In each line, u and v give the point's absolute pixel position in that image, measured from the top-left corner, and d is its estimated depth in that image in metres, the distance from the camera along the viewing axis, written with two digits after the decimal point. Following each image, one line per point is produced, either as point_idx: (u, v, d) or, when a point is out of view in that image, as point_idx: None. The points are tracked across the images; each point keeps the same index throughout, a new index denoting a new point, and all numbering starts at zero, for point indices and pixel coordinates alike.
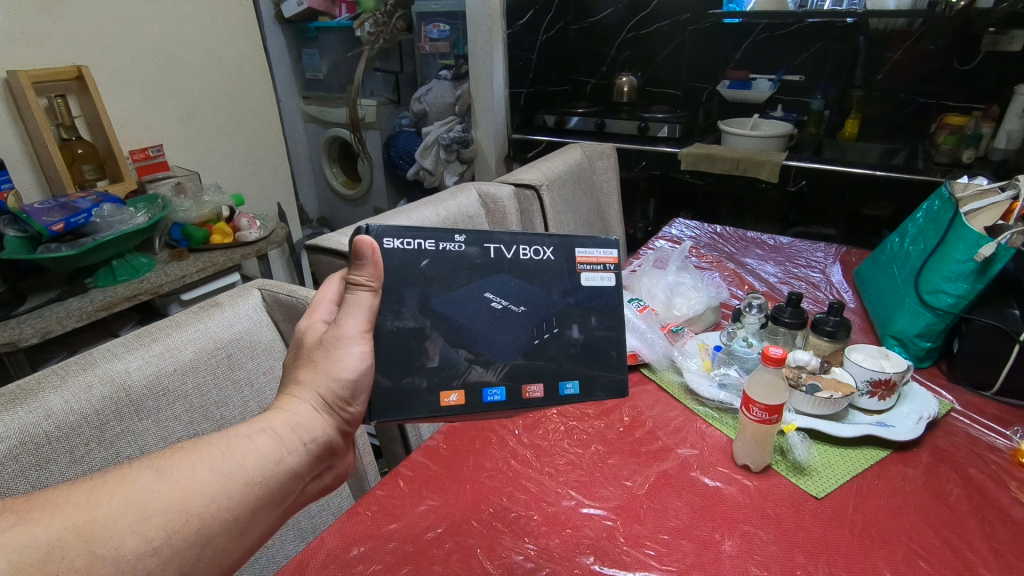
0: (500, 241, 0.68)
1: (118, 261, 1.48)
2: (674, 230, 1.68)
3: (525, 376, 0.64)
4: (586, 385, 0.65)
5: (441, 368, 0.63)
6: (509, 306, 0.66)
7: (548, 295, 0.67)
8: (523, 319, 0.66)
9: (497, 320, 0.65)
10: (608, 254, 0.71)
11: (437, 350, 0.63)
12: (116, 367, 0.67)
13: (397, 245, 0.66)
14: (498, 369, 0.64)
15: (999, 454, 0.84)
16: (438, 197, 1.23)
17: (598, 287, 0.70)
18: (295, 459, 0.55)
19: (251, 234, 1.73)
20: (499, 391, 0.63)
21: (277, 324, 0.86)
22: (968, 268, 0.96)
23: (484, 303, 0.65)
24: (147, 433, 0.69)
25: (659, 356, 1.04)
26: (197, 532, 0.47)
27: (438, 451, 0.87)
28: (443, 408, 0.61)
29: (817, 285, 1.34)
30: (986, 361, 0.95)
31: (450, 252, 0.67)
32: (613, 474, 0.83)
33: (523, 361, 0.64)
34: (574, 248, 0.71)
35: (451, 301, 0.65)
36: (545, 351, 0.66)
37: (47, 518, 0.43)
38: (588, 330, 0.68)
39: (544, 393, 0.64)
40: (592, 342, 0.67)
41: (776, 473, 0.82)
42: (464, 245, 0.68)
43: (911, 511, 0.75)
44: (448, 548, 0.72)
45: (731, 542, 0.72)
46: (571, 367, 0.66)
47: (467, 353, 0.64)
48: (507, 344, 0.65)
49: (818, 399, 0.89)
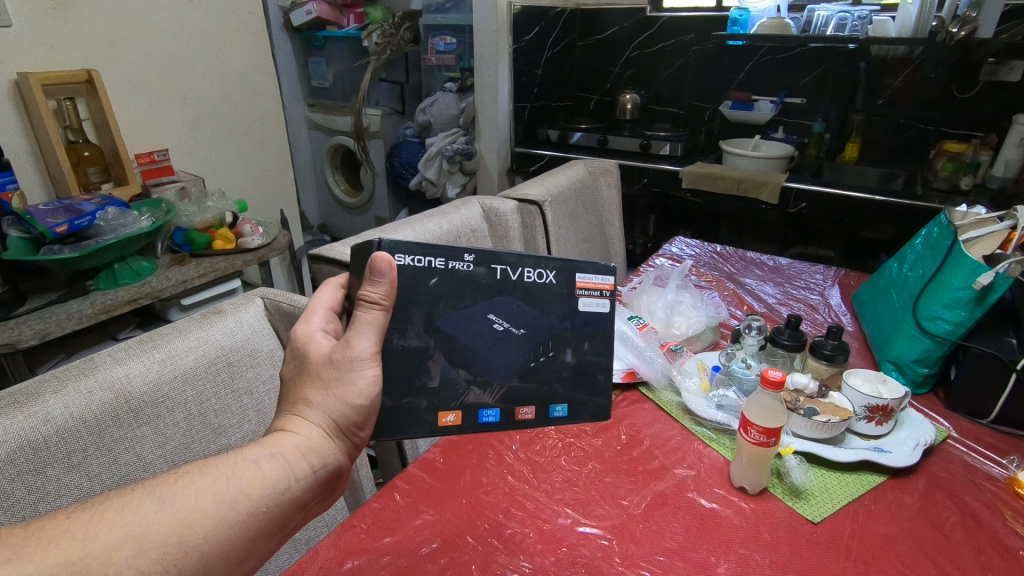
0: (507, 262, 0.66)
1: (120, 264, 1.48)
2: (674, 248, 1.68)
3: (520, 399, 0.66)
4: (575, 408, 0.67)
5: (440, 389, 0.64)
6: (510, 327, 0.66)
7: (546, 319, 0.67)
8: (522, 341, 0.66)
9: (497, 343, 0.65)
10: (607, 280, 0.69)
11: (438, 371, 0.64)
12: (119, 373, 0.67)
13: (406, 262, 0.63)
14: (494, 391, 0.65)
15: (994, 483, 0.84)
16: (441, 209, 1.23)
17: (594, 313, 0.69)
18: (301, 486, 0.55)
19: (252, 241, 1.73)
20: (494, 413, 0.65)
21: (279, 333, 0.85)
22: (966, 295, 0.97)
23: (486, 325, 0.65)
24: (145, 441, 0.68)
25: (657, 375, 1.04)
26: (194, 565, 0.48)
27: (435, 465, 0.87)
28: (439, 427, 0.63)
29: (815, 307, 1.34)
30: (983, 390, 0.96)
31: (458, 272, 0.65)
32: (609, 493, 0.83)
33: (519, 383, 0.66)
34: (574, 272, 0.69)
35: (456, 322, 0.64)
36: (541, 373, 0.67)
37: (42, 553, 0.42)
38: (581, 355, 0.68)
39: (535, 415, 0.66)
40: (584, 367, 0.68)
41: (772, 496, 0.82)
42: (473, 265, 0.65)
43: (907, 538, 0.75)
44: (442, 564, 0.71)
45: (727, 564, 0.72)
46: (563, 390, 0.67)
47: (466, 374, 0.65)
48: (506, 364, 0.66)
49: (815, 422, 0.89)
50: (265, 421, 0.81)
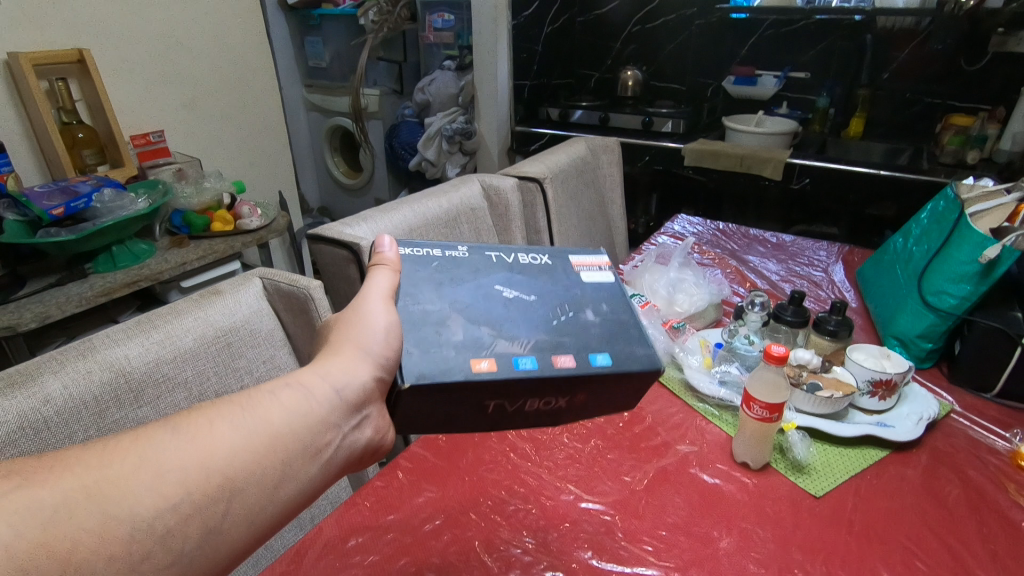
0: (500, 250, 0.71)
1: (118, 246, 1.47)
2: (676, 226, 1.66)
3: (554, 349, 0.57)
4: (617, 357, 0.58)
5: (467, 340, 0.57)
6: (521, 294, 0.65)
7: (554, 287, 0.67)
8: (537, 304, 0.64)
9: (512, 305, 0.63)
10: (598, 260, 0.73)
11: (460, 326, 0.59)
12: (116, 354, 0.64)
13: (409, 251, 0.69)
14: (524, 341, 0.58)
15: (998, 456, 0.84)
16: (439, 188, 1.19)
17: (599, 282, 0.69)
18: (326, 410, 0.53)
19: (251, 222, 1.72)
20: (530, 360, 0.55)
21: (279, 314, 0.80)
22: (972, 269, 0.96)
23: (496, 292, 0.64)
24: (147, 421, 0.65)
25: (660, 352, 1.03)
26: (221, 488, 0.45)
27: (438, 444, 0.87)
28: (475, 373, 0.53)
29: (818, 284, 1.33)
30: (987, 364, 0.95)
31: (457, 256, 0.69)
32: (612, 469, 0.83)
33: (548, 335, 0.59)
34: (568, 256, 0.73)
35: (467, 291, 0.64)
36: (567, 328, 0.61)
37: (55, 480, 0.41)
38: (602, 313, 0.64)
39: (575, 362, 0.56)
40: (609, 322, 0.63)
41: (775, 472, 0.82)
42: (469, 252, 0.70)
43: (909, 511, 0.76)
44: (446, 540, 0.72)
45: (729, 539, 0.72)
46: (597, 341, 0.60)
47: (490, 330, 0.59)
48: (527, 321, 0.61)
49: (818, 398, 0.88)
50: None
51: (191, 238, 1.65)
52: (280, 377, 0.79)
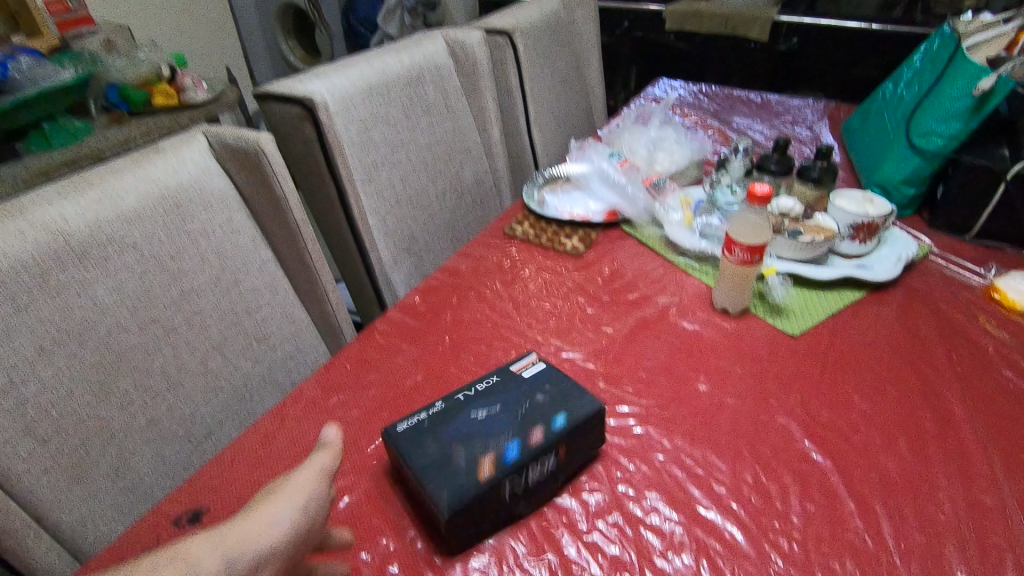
0: (455, 393, 0.64)
1: (49, 124, 1.36)
2: (657, 90, 1.57)
3: (525, 427, 0.58)
4: (569, 412, 0.60)
5: (468, 467, 0.55)
6: (489, 409, 0.60)
7: (510, 393, 0.62)
8: (506, 410, 0.60)
9: (488, 422, 0.59)
10: (529, 355, 0.69)
11: (459, 455, 0.56)
12: (51, 212, 0.58)
13: (402, 431, 0.59)
14: (502, 436, 0.57)
15: (971, 291, 0.85)
16: (399, 43, 1.07)
17: (537, 371, 0.66)
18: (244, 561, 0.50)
19: (196, 95, 1.58)
20: (514, 446, 0.56)
21: (230, 173, 0.75)
22: (963, 105, 0.91)
23: (472, 421, 0.59)
24: (95, 286, 0.61)
25: (640, 211, 1.00)
26: None
27: (416, 308, 0.85)
28: (484, 483, 0.54)
29: (802, 142, 1.29)
30: (968, 205, 0.94)
31: (433, 414, 0.61)
32: (592, 322, 0.83)
33: (519, 425, 0.58)
34: (507, 366, 0.67)
35: (454, 433, 0.58)
36: (536, 414, 0.60)
37: None
38: (546, 390, 0.63)
39: (544, 433, 0.58)
40: (558, 391, 0.62)
41: (754, 316, 0.82)
42: (437, 406, 0.62)
43: (882, 343, 0.77)
44: (428, 392, 0.72)
45: (707, 376, 0.73)
46: (550, 408, 0.60)
47: (480, 446, 0.56)
48: (501, 424, 0.58)
49: (799, 243, 0.87)
50: (229, 265, 0.72)
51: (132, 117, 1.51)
52: (241, 242, 0.74)
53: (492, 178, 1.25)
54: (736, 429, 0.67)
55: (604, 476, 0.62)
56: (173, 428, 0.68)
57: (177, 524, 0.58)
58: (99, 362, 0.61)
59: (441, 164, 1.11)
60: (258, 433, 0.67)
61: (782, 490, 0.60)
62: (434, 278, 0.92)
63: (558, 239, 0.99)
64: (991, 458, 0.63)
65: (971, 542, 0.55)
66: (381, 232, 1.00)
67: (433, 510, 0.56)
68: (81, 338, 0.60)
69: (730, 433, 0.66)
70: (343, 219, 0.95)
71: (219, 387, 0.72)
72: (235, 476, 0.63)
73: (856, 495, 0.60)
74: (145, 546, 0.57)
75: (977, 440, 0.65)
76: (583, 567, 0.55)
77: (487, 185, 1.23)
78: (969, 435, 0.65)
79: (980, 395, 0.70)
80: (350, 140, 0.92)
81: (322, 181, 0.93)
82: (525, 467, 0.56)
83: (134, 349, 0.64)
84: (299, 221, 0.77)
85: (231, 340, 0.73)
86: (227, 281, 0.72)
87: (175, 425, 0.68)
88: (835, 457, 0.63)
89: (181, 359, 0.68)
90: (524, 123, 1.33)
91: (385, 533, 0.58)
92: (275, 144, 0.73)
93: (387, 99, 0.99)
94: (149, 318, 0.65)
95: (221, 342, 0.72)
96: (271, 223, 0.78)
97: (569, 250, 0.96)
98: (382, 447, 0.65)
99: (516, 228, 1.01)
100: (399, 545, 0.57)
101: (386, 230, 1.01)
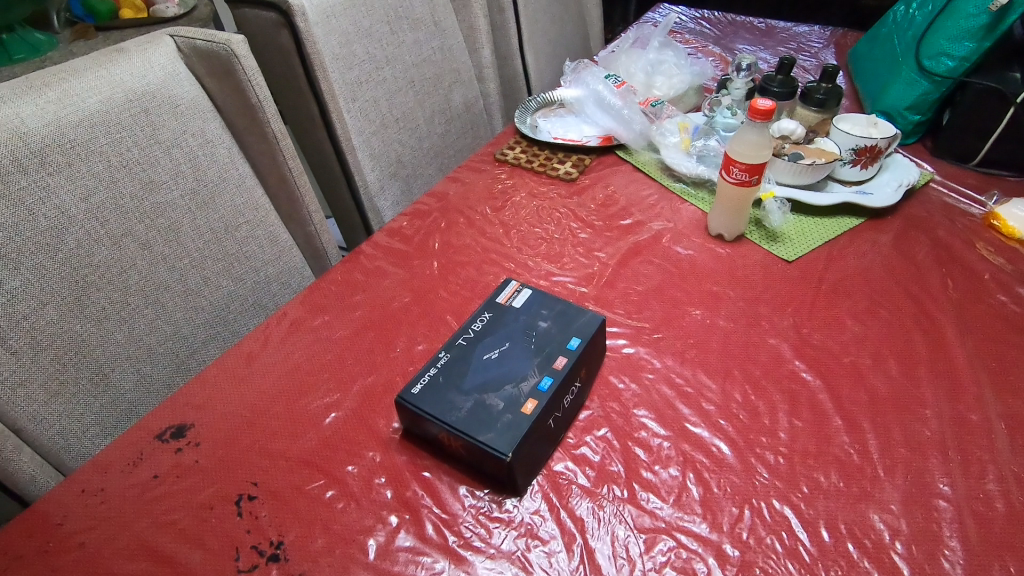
0: (450, 338, 0.60)
1: (7, 35, 1.30)
2: (657, 14, 1.49)
3: (545, 356, 0.56)
4: (580, 330, 0.59)
5: (509, 405, 0.52)
6: (497, 347, 0.58)
7: (508, 324, 0.60)
8: (513, 342, 0.58)
9: (503, 358, 0.56)
10: (512, 283, 0.65)
11: (494, 397, 0.53)
12: (7, 111, 0.58)
13: (419, 395, 0.54)
14: (530, 368, 0.55)
15: (971, 219, 0.83)
16: None
17: (526, 296, 0.63)
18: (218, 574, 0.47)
19: (167, 10, 1.44)
20: (547, 378, 0.54)
21: (201, 81, 0.76)
22: (978, 23, 0.88)
23: (485, 361, 0.56)
24: (62, 191, 0.61)
25: (635, 136, 0.97)
26: None
27: (403, 232, 0.83)
28: (530, 416, 0.51)
29: (807, 69, 1.24)
30: (973, 130, 0.91)
31: (443, 366, 0.56)
32: (584, 247, 0.81)
33: (539, 355, 0.56)
34: (492, 298, 0.63)
35: (476, 378, 0.55)
36: (546, 340, 0.58)
37: None
38: (544, 313, 0.61)
39: (566, 356, 0.56)
40: (556, 313, 0.60)
41: (749, 242, 0.80)
42: (443, 355, 0.57)
43: (878, 269, 0.76)
44: (415, 314, 0.70)
45: (700, 300, 0.72)
46: (559, 331, 0.59)
47: (510, 383, 0.54)
48: (519, 358, 0.56)
49: (799, 167, 0.84)
50: (203, 177, 0.74)
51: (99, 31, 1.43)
52: (214, 154, 0.75)
53: (482, 103, 1.21)
54: (727, 350, 0.66)
55: (592, 394, 0.62)
56: (152, 344, 0.70)
57: (161, 438, 0.58)
58: (69, 274, 0.62)
59: (429, 84, 1.07)
60: (241, 352, 0.66)
61: (770, 408, 0.60)
62: (422, 203, 0.88)
63: (550, 165, 0.95)
64: (981, 377, 0.62)
65: (955, 455, 0.55)
66: (367, 154, 0.97)
67: (418, 425, 0.55)
68: (48, 251, 0.60)
69: (720, 354, 0.66)
70: (328, 139, 0.92)
71: (198, 306, 0.75)
72: (217, 393, 0.62)
73: (844, 412, 0.59)
74: (127, 458, 0.56)
75: (968, 361, 0.64)
76: (570, 479, 0.54)
77: (476, 110, 1.20)
78: (960, 356, 0.64)
79: (973, 318, 0.69)
80: (332, 54, 0.88)
81: (303, 97, 0.89)
82: (561, 394, 0.54)
83: (106, 262, 0.65)
84: (277, 134, 0.79)
85: (208, 258, 0.75)
86: (201, 193, 0.74)
87: (155, 342, 0.71)
88: (825, 376, 0.63)
89: (156, 274, 0.70)
90: (517, 45, 1.27)
91: (370, 448, 0.56)
92: (247, 48, 0.73)
93: (371, 11, 0.94)
94: (121, 227, 0.66)
95: (199, 259, 0.74)
96: (248, 135, 0.80)
97: (561, 175, 0.93)
98: (369, 366, 0.64)
99: (507, 153, 0.97)
100: (384, 458, 0.56)
101: (371, 152, 0.98)
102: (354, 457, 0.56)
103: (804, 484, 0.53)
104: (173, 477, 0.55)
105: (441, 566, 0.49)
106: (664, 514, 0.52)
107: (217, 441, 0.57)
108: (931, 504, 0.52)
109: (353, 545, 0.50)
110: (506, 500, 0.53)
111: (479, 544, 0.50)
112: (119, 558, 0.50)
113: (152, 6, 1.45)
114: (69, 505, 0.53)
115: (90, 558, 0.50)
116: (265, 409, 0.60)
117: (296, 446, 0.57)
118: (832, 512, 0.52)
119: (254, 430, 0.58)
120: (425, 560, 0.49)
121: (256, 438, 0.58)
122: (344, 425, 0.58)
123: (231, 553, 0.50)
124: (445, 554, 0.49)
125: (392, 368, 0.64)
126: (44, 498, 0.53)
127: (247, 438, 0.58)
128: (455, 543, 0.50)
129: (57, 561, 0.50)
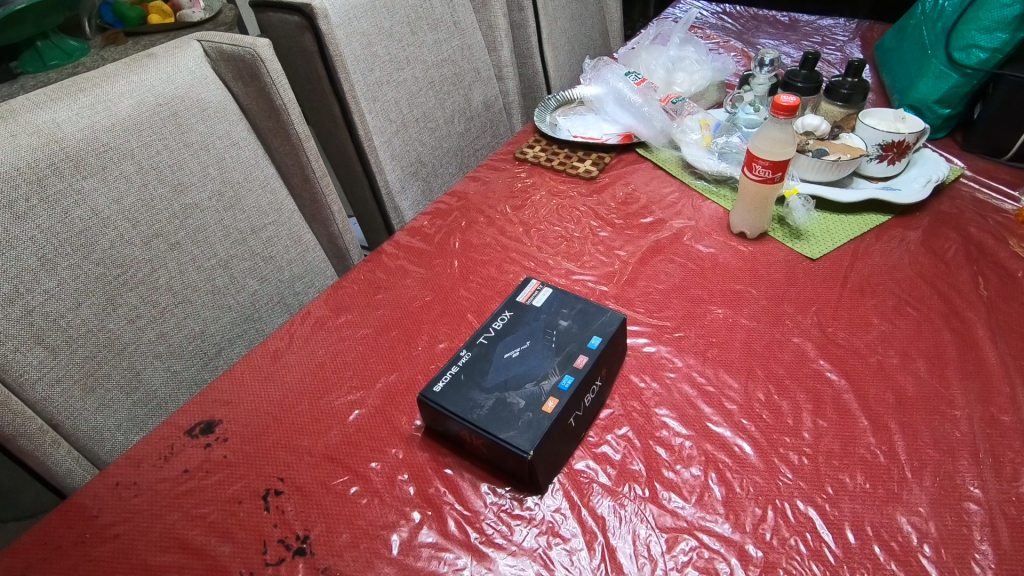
0: (471, 337, 0.60)
1: (42, 42, 1.34)
2: (677, 10, 1.48)
3: (566, 355, 0.56)
4: (601, 330, 0.58)
5: (530, 404, 0.52)
6: (518, 347, 0.58)
7: (528, 323, 0.60)
8: (535, 343, 0.58)
9: (524, 358, 0.56)
10: (533, 281, 0.65)
11: (516, 395, 0.53)
12: (43, 117, 0.60)
13: (441, 392, 0.55)
14: (551, 368, 0.55)
15: (1003, 215, 0.81)
16: None
17: (546, 296, 0.63)
18: None
19: (193, 13, 1.47)
20: (568, 378, 0.54)
21: (227, 84, 0.78)
22: (1012, 13, 0.86)
23: (504, 361, 0.56)
24: (95, 194, 0.63)
25: (656, 133, 0.96)
26: None
27: (424, 231, 0.83)
28: (552, 415, 0.51)
29: (831, 63, 1.22)
30: (1006, 123, 0.88)
31: (463, 365, 0.57)
32: (604, 245, 0.81)
33: (560, 355, 0.56)
34: (512, 297, 0.64)
35: (497, 377, 0.55)
36: (567, 340, 0.58)
37: None
38: (564, 313, 0.61)
39: (588, 355, 0.56)
40: (578, 313, 0.60)
41: (771, 240, 0.80)
42: (463, 353, 0.58)
43: (906, 266, 0.74)
44: (437, 312, 0.71)
45: (722, 299, 0.71)
46: (580, 331, 0.59)
47: (531, 383, 0.54)
48: (539, 358, 0.56)
49: (824, 163, 0.83)
50: (230, 179, 0.75)
51: (128, 35, 1.47)
52: (241, 156, 0.77)
53: (501, 103, 1.22)
54: (750, 349, 0.65)
55: (613, 393, 0.62)
56: (181, 343, 0.72)
57: (190, 434, 0.59)
58: (102, 274, 0.64)
59: (449, 84, 1.07)
60: (266, 351, 0.67)
61: (794, 408, 0.59)
62: (442, 202, 0.89)
63: (570, 163, 0.95)
64: (1014, 377, 0.61)
65: (986, 457, 0.54)
66: (387, 155, 0.98)
67: (441, 423, 0.55)
68: (83, 252, 0.62)
69: (744, 353, 0.65)
70: (349, 139, 0.94)
71: (226, 305, 0.77)
72: (244, 390, 0.63)
73: (870, 412, 0.58)
74: (159, 453, 0.58)
75: (1001, 361, 0.63)
76: (592, 477, 0.54)
77: (496, 109, 1.20)
78: (992, 356, 0.63)
79: (1005, 317, 0.67)
80: (354, 56, 0.89)
81: (326, 98, 0.90)
82: (583, 393, 0.54)
83: (137, 263, 0.67)
84: (300, 136, 0.81)
85: (235, 258, 0.77)
86: (228, 195, 0.75)
87: (184, 340, 0.73)
88: (851, 376, 0.62)
89: (185, 274, 0.72)
90: (536, 43, 1.27)
91: (392, 444, 0.57)
92: (271, 51, 0.75)
93: (391, 12, 0.95)
94: (150, 228, 0.68)
95: (226, 259, 0.76)
96: (273, 137, 0.81)
97: (581, 174, 0.93)
98: (391, 364, 0.65)
99: (526, 152, 0.98)
100: (407, 454, 0.56)
101: (392, 152, 0.99)
102: (377, 454, 0.57)
103: (829, 485, 0.53)
104: (202, 471, 0.56)
105: (463, 562, 0.49)
106: (686, 514, 0.52)
107: (244, 437, 0.59)
108: (961, 507, 0.51)
109: (377, 540, 0.51)
110: (527, 498, 0.53)
111: (500, 542, 0.50)
112: (152, 549, 0.52)
113: (178, 11, 1.47)
114: (105, 498, 0.55)
115: (125, 550, 0.52)
116: (290, 406, 0.61)
117: (320, 442, 0.58)
118: (858, 514, 0.51)
119: (281, 426, 0.60)
120: (447, 556, 0.50)
121: (281, 434, 0.59)
122: (368, 422, 0.59)
123: (259, 547, 0.51)
124: (467, 550, 0.50)
125: (414, 365, 0.65)
126: (81, 491, 0.55)
127: (273, 434, 0.59)
128: (477, 540, 0.51)
129: (95, 552, 0.51)
